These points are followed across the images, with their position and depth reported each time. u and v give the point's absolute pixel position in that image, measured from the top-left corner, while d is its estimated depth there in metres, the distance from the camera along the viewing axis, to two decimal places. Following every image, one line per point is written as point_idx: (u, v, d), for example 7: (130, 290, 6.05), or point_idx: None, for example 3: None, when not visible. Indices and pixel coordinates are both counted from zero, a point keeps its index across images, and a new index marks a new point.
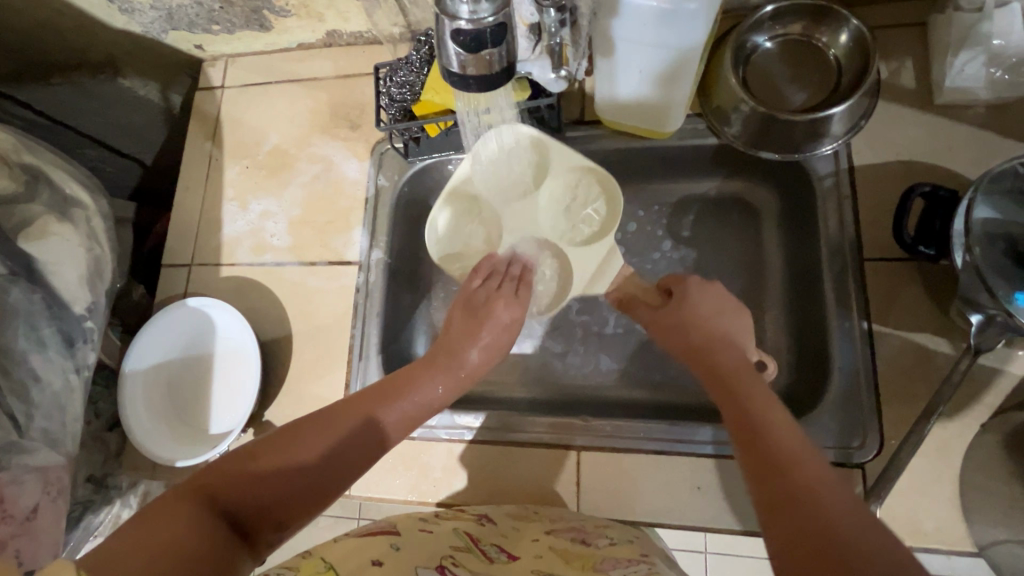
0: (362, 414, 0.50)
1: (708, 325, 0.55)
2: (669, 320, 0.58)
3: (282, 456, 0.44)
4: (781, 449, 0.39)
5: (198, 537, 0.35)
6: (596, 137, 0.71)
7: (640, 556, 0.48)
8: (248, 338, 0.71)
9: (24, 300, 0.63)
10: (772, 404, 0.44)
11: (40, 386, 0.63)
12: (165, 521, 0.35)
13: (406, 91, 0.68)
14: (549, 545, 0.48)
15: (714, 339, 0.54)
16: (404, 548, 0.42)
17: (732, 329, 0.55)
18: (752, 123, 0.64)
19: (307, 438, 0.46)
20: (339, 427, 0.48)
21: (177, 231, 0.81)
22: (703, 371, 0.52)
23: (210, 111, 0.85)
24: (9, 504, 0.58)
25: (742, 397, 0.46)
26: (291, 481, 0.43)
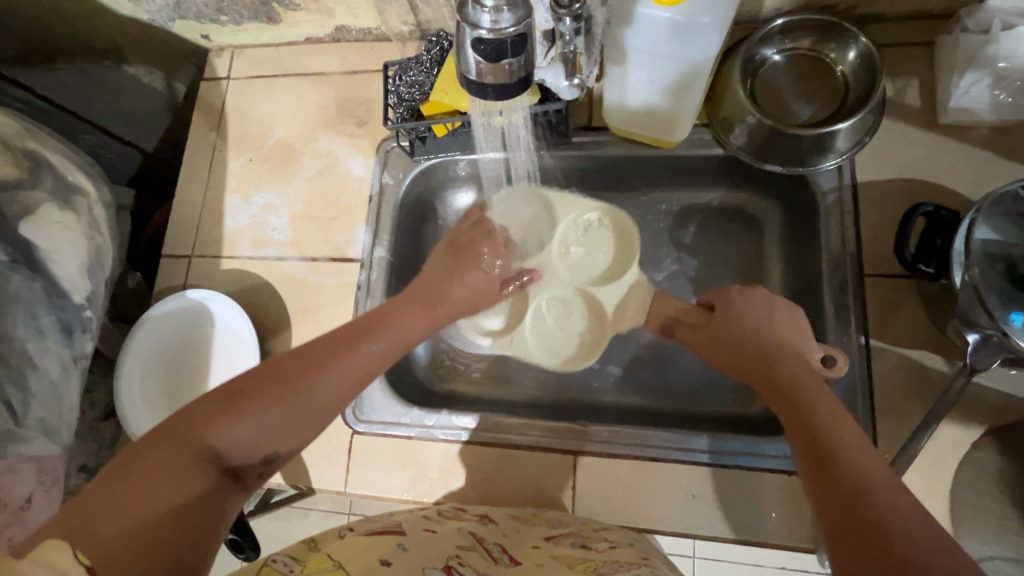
0: (342, 352, 0.50)
1: (761, 332, 0.54)
2: (715, 330, 0.57)
3: (264, 400, 0.44)
4: (855, 469, 0.38)
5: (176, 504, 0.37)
6: (602, 144, 0.72)
7: (641, 558, 0.49)
8: (243, 326, 0.71)
9: (25, 288, 0.62)
10: (841, 421, 0.42)
11: (37, 374, 0.62)
12: (143, 487, 0.36)
13: (415, 91, 0.68)
14: (550, 553, 0.48)
15: (769, 345, 0.52)
16: (412, 549, 0.42)
17: (787, 338, 0.53)
18: (757, 135, 0.64)
19: (285, 376, 0.46)
20: (315, 363, 0.48)
21: (178, 221, 0.81)
22: (760, 379, 0.51)
23: (216, 102, 0.84)
24: (3, 492, 0.58)
25: (811, 411, 0.44)
26: (270, 425, 0.44)
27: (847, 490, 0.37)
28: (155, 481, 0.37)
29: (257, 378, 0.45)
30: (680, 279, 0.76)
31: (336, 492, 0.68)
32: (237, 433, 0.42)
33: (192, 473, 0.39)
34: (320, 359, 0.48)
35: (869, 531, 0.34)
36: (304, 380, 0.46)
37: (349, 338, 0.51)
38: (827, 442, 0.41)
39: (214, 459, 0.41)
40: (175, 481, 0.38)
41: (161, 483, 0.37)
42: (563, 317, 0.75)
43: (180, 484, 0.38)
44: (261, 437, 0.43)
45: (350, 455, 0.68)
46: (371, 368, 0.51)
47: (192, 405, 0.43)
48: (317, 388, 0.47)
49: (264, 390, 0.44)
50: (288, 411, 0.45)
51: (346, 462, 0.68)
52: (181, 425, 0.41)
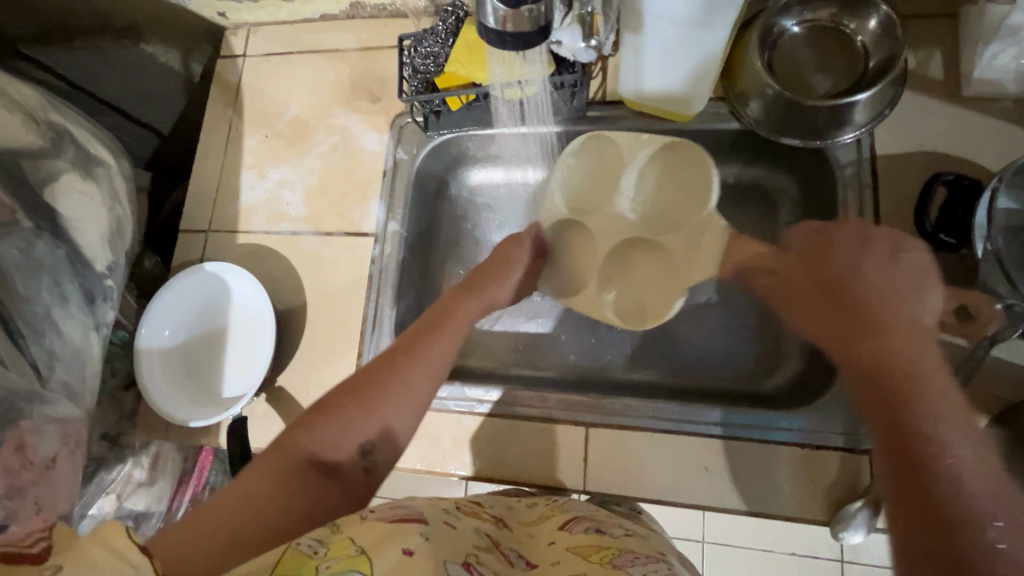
0: (361, 382, 0.50)
1: (839, 266, 0.51)
2: (795, 267, 0.56)
3: (354, 407, 0.48)
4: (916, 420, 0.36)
5: (260, 495, 0.42)
6: (617, 118, 0.71)
7: (658, 552, 0.45)
8: (262, 302, 0.72)
9: (49, 254, 0.64)
10: (929, 382, 0.38)
11: (62, 341, 0.64)
12: (252, 487, 0.42)
13: (430, 62, 0.68)
14: (566, 544, 0.45)
15: (838, 268, 0.50)
16: (433, 538, 0.38)
17: (888, 297, 0.46)
18: (774, 108, 0.64)
19: (355, 384, 0.50)
20: (383, 374, 0.50)
21: (195, 197, 0.82)
22: (835, 303, 0.49)
23: (231, 78, 0.85)
24: (30, 451, 0.59)
25: (896, 363, 0.40)
26: (343, 431, 0.47)
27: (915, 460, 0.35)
28: (255, 487, 0.42)
29: (353, 389, 0.49)
30: None
31: None
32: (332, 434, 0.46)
33: (290, 480, 0.43)
34: (371, 378, 0.50)
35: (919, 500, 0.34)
36: (320, 413, 0.48)
37: (413, 345, 0.53)
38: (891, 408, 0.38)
39: (310, 475, 0.44)
40: (260, 489, 0.42)
41: (256, 492, 0.42)
42: (616, 264, 0.69)
43: (261, 480, 0.43)
44: (344, 455, 0.46)
45: None
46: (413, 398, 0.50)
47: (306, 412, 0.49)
48: (362, 409, 0.48)
49: (347, 401, 0.48)
50: (345, 421, 0.47)
51: None
52: (301, 428, 0.47)
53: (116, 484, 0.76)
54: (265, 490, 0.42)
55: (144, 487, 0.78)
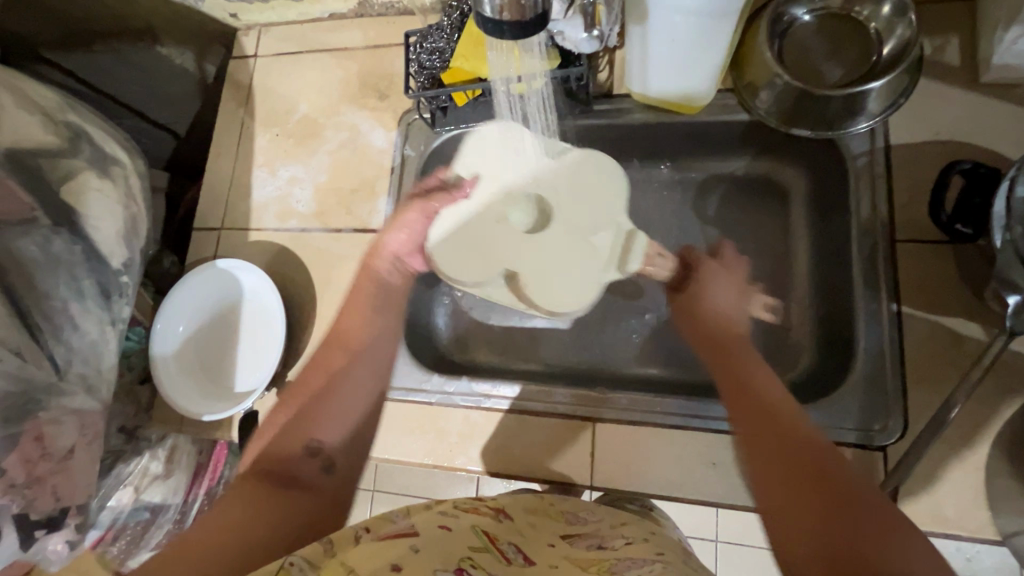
0: (322, 379, 0.58)
1: (715, 321, 0.62)
2: (686, 312, 0.64)
3: (311, 406, 0.55)
4: (796, 432, 0.47)
5: (235, 516, 0.46)
6: (624, 111, 0.70)
7: (655, 554, 0.45)
8: (273, 298, 0.73)
9: (66, 250, 0.65)
10: (784, 407, 0.50)
11: (79, 334, 0.66)
12: (228, 511, 0.46)
13: (435, 58, 0.69)
14: (564, 553, 0.44)
15: (728, 331, 0.61)
16: (425, 548, 0.39)
17: (732, 340, 0.60)
18: (784, 99, 0.63)
19: (304, 386, 0.58)
20: (330, 377, 0.58)
21: (209, 195, 0.83)
22: (719, 354, 0.59)
23: (243, 78, 0.86)
24: (49, 442, 0.61)
25: (769, 401, 0.51)
26: (302, 436, 0.53)
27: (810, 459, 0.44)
28: (229, 511, 0.46)
29: (301, 392, 0.58)
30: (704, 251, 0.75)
31: None
32: (293, 440, 0.53)
33: (265, 499, 0.48)
34: (321, 379, 0.58)
35: (812, 480, 0.43)
36: (282, 423, 0.55)
37: (349, 342, 0.62)
38: (790, 428, 0.48)
39: (277, 484, 0.50)
40: (240, 511, 0.46)
41: (232, 515, 0.46)
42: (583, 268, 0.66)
43: (236, 504, 0.47)
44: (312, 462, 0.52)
45: None
46: (357, 403, 0.57)
47: (268, 428, 0.55)
48: (311, 418, 0.54)
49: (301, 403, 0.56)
50: (299, 429, 0.54)
51: None
52: (267, 446, 0.53)
53: (133, 475, 0.77)
54: (241, 511, 0.46)
55: (161, 479, 0.79)
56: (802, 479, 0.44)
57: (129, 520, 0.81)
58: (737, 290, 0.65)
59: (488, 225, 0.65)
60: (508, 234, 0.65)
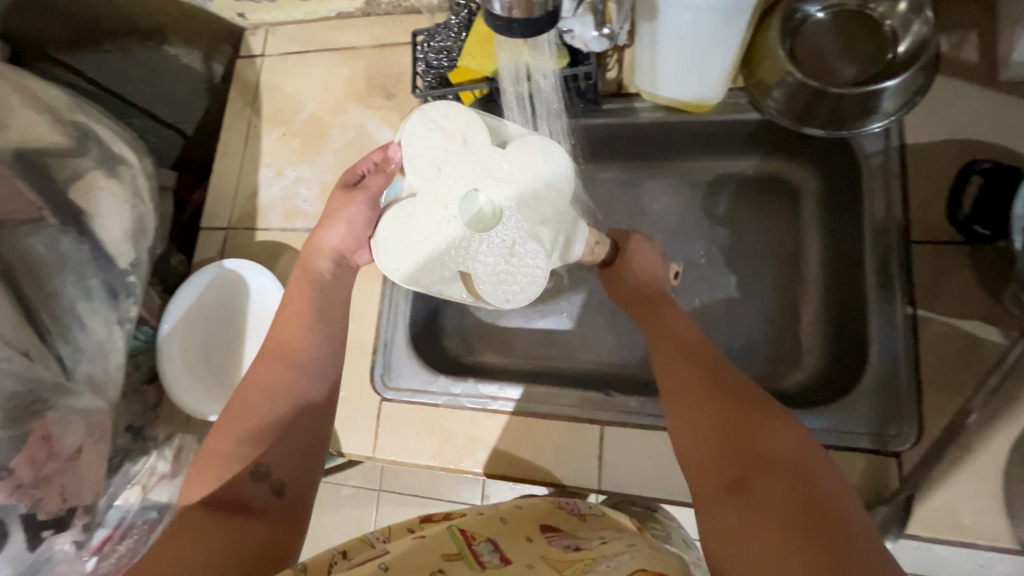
0: (264, 402, 0.56)
1: (648, 280, 0.64)
2: (620, 280, 0.65)
3: (252, 431, 0.53)
4: (717, 364, 0.53)
5: (177, 551, 0.43)
6: (633, 110, 0.70)
7: (628, 548, 0.43)
8: (279, 299, 0.73)
9: (74, 250, 0.65)
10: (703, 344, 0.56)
11: (85, 332, 0.66)
12: (165, 550, 0.43)
13: (443, 57, 0.68)
14: (541, 551, 0.42)
15: (654, 288, 0.64)
16: (395, 564, 0.38)
17: (661, 293, 0.63)
18: (796, 97, 0.61)
19: (247, 408, 0.55)
20: (273, 398, 0.56)
21: (216, 194, 0.83)
22: (643, 309, 0.63)
23: (250, 78, 0.86)
24: (56, 442, 0.61)
25: (690, 338, 0.57)
26: (246, 462, 0.51)
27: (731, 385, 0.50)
28: (168, 550, 0.43)
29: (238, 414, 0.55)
30: (714, 252, 0.74)
31: (364, 457, 0.69)
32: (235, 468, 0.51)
33: (208, 530, 0.46)
34: (259, 402, 0.56)
35: (733, 397, 0.48)
36: (224, 451, 0.52)
37: (289, 358, 0.60)
38: (710, 359, 0.54)
39: (222, 514, 0.47)
40: (185, 545, 0.43)
41: (173, 549, 0.43)
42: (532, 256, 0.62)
43: (176, 544, 0.44)
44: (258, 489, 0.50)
45: (378, 421, 0.69)
46: (295, 423, 0.55)
47: (207, 457, 0.52)
48: (254, 443, 0.53)
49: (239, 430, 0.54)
50: (239, 459, 0.51)
51: (375, 428, 0.69)
52: (208, 478, 0.50)
53: (140, 475, 0.75)
54: (187, 545, 0.44)
55: (168, 478, 0.74)
56: (721, 396, 0.49)
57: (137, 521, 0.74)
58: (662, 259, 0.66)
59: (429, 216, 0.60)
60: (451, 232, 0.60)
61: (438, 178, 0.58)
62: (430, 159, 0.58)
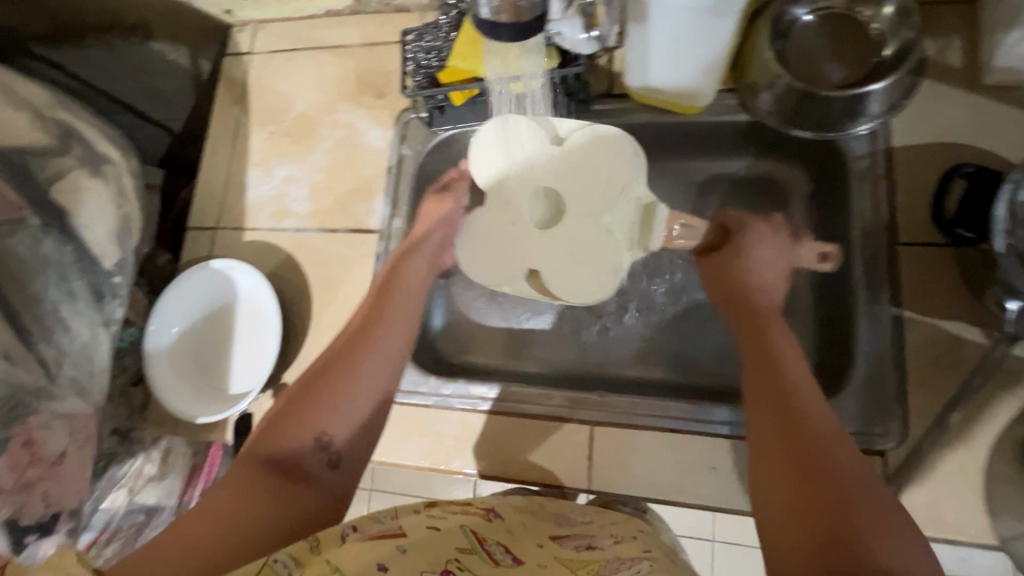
0: (334, 387, 0.55)
1: (756, 275, 0.61)
2: (713, 268, 0.63)
3: (330, 410, 0.54)
4: (806, 413, 0.48)
5: (235, 506, 0.44)
6: (623, 111, 0.70)
7: (643, 552, 0.44)
8: (268, 299, 0.72)
9: (55, 251, 0.65)
10: (808, 386, 0.50)
11: (69, 335, 0.66)
12: (229, 496, 0.45)
13: (432, 57, 0.68)
14: (554, 552, 0.43)
15: (761, 289, 0.61)
16: (412, 550, 0.38)
17: (761, 300, 0.60)
18: (785, 100, 0.62)
19: (312, 385, 0.55)
20: (346, 380, 0.55)
21: (203, 193, 0.82)
22: (741, 318, 0.59)
23: (238, 76, 0.85)
24: (38, 446, 0.61)
25: (787, 372, 0.51)
26: (309, 432, 0.52)
27: (814, 442, 0.45)
28: (225, 502, 0.44)
29: (321, 375, 0.55)
30: None
31: None
32: (301, 435, 0.52)
33: (264, 487, 0.46)
34: (334, 371, 0.56)
35: (814, 460, 0.44)
36: (300, 413, 0.53)
37: (369, 334, 0.59)
38: (800, 400, 0.49)
39: (275, 475, 0.48)
40: (246, 496, 0.45)
41: (231, 506, 0.44)
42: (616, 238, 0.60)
43: (234, 496, 0.45)
44: (316, 461, 0.51)
45: None
46: (358, 410, 0.55)
47: (280, 411, 0.54)
48: (322, 410, 0.53)
49: (318, 394, 0.54)
50: (305, 420, 0.52)
51: None
52: (274, 439, 0.51)
53: (126, 478, 0.75)
54: (240, 504, 0.44)
55: (155, 481, 0.76)
56: (805, 457, 0.45)
57: (124, 524, 0.76)
58: (773, 233, 0.63)
59: (502, 227, 0.62)
60: (522, 231, 0.61)
61: (504, 183, 0.62)
62: (489, 164, 0.62)
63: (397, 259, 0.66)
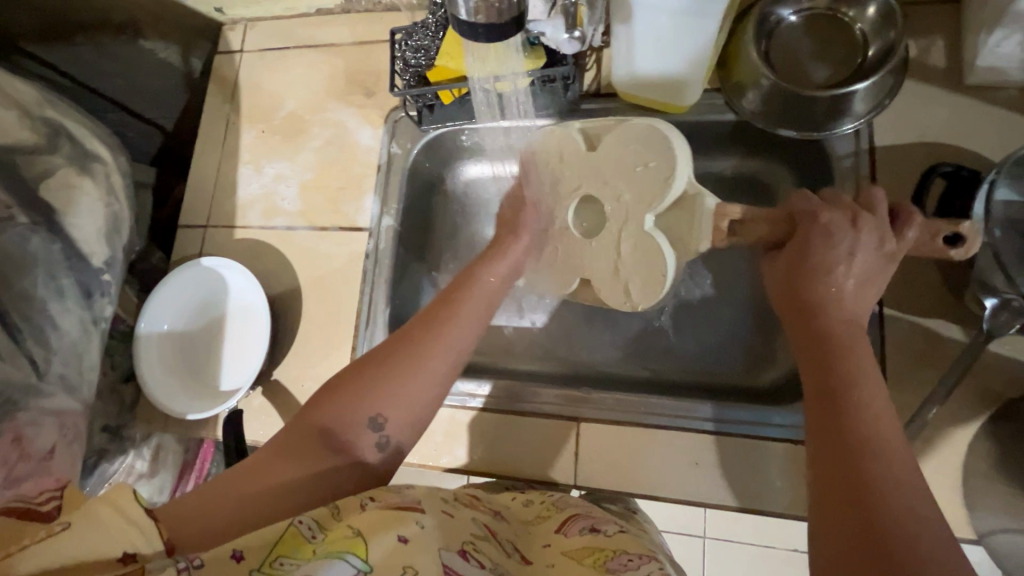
0: (404, 361, 0.49)
1: (841, 263, 0.46)
2: (786, 255, 0.49)
3: (384, 389, 0.47)
4: (866, 416, 0.37)
5: (274, 473, 0.42)
6: (610, 110, 0.70)
7: (651, 552, 0.44)
8: (258, 296, 0.72)
9: (44, 249, 0.65)
10: (872, 376, 0.39)
11: (58, 332, 0.66)
12: (277, 461, 0.43)
13: (420, 56, 0.68)
14: (560, 549, 0.45)
15: (848, 288, 0.46)
16: (430, 524, 0.39)
17: (843, 292, 0.46)
18: (773, 99, 0.62)
19: (387, 354, 0.49)
20: (406, 364, 0.49)
21: (193, 192, 0.82)
22: (797, 324, 0.46)
23: (229, 74, 0.85)
24: (26, 443, 0.60)
25: (855, 367, 0.40)
26: (366, 410, 0.46)
27: (862, 445, 0.36)
28: (267, 462, 0.42)
29: (395, 349, 0.50)
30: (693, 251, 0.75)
31: None
32: (356, 409, 0.46)
33: (311, 455, 0.44)
34: (403, 348, 0.50)
35: (846, 459, 0.35)
36: (359, 385, 0.47)
37: (440, 318, 0.53)
38: (857, 401, 0.38)
39: (326, 449, 0.45)
40: (287, 458, 0.43)
41: (274, 470, 0.42)
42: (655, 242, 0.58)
43: (281, 458, 0.43)
44: (366, 444, 0.46)
45: None
46: (422, 400, 0.48)
47: (344, 375, 0.49)
48: (384, 388, 0.47)
49: (380, 369, 0.48)
50: (367, 397, 0.47)
51: None
52: (325, 405, 0.46)
53: (116, 475, 0.76)
54: (282, 471, 0.42)
55: (147, 478, 0.77)
56: (840, 460, 0.36)
57: None
58: (845, 224, 0.47)
59: (559, 239, 0.66)
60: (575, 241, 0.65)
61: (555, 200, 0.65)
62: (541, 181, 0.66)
63: (477, 263, 0.61)
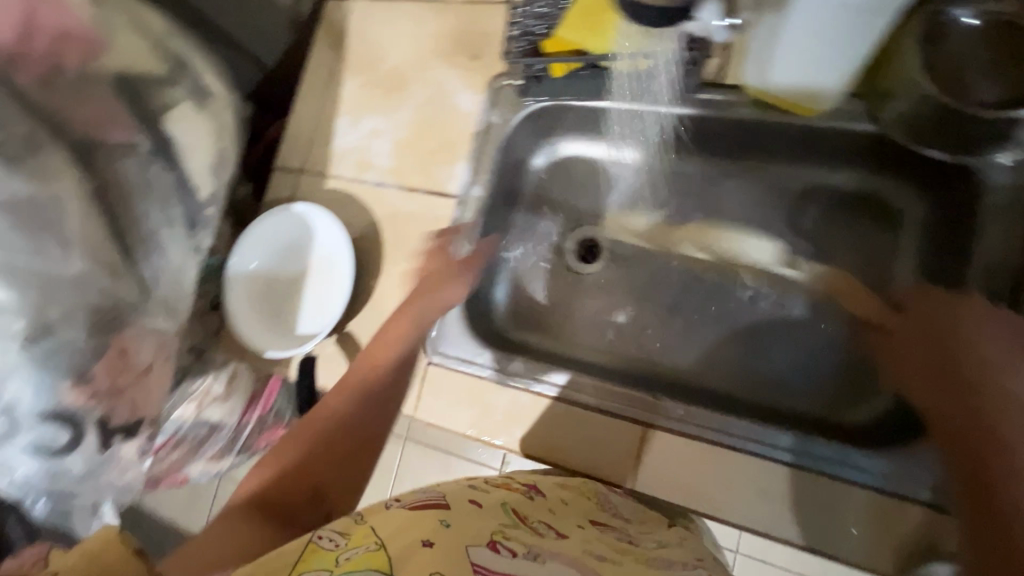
0: (320, 440, 0.61)
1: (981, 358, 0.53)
2: (912, 332, 0.61)
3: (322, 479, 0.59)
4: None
5: (227, 546, 0.48)
6: (732, 104, 0.64)
7: (695, 560, 0.50)
8: (342, 248, 0.74)
9: (159, 176, 0.71)
10: None
11: (164, 261, 0.72)
12: (217, 542, 0.49)
13: (541, 24, 0.67)
14: (598, 537, 0.46)
15: (980, 379, 0.53)
16: (456, 523, 0.39)
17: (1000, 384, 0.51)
18: (916, 116, 0.55)
19: (302, 438, 0.61)
20: (336, 442, 0.61)
21: (291, 135, 0.84)
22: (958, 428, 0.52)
23: (337, 19, 0.84)
24: (132, 354, 0.69)
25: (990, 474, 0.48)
26: (307, 494, 0.57)
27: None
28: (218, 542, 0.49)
29: (311, 433, 0.61)
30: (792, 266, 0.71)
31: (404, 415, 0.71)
32: (296, 489, 0.57)
33: (256, 531, 0.51)
34: (317, 427, 0.62)
35: None
36: (298, 464, 0.59)
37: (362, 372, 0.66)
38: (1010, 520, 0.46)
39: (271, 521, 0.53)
40: (234, 535, 0.50)
41: (216, 545, 0.48)
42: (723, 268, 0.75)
43: (228, 540, 0.49)
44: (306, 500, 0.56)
45: (421, 384, 0.70)
46: (359, 467, 0.62)
47: (284, 466, 0.58)
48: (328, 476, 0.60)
49: (317, 462, 0.60)
50: (305, 480, 0.58)
51: (418, 389, 0.70)
52: (271, 490, 0.55)
53: (196, 394, 0.76)
54: (230, 547, 0.48)
55: (220, 401, 0.76)
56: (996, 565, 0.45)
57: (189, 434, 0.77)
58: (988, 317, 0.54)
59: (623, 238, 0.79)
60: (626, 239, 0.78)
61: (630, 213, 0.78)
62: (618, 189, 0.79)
63: (418, 297, 0.69)
